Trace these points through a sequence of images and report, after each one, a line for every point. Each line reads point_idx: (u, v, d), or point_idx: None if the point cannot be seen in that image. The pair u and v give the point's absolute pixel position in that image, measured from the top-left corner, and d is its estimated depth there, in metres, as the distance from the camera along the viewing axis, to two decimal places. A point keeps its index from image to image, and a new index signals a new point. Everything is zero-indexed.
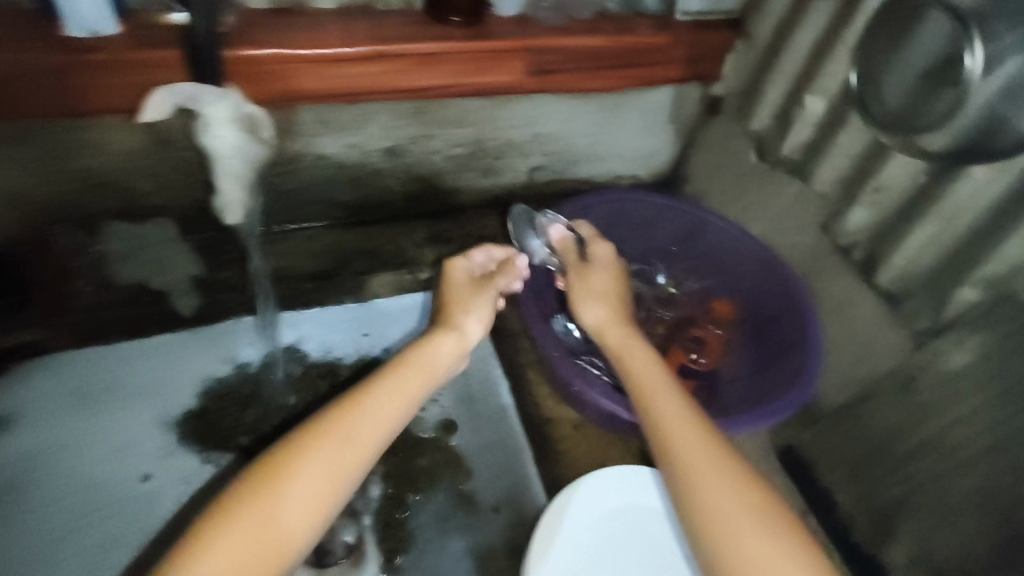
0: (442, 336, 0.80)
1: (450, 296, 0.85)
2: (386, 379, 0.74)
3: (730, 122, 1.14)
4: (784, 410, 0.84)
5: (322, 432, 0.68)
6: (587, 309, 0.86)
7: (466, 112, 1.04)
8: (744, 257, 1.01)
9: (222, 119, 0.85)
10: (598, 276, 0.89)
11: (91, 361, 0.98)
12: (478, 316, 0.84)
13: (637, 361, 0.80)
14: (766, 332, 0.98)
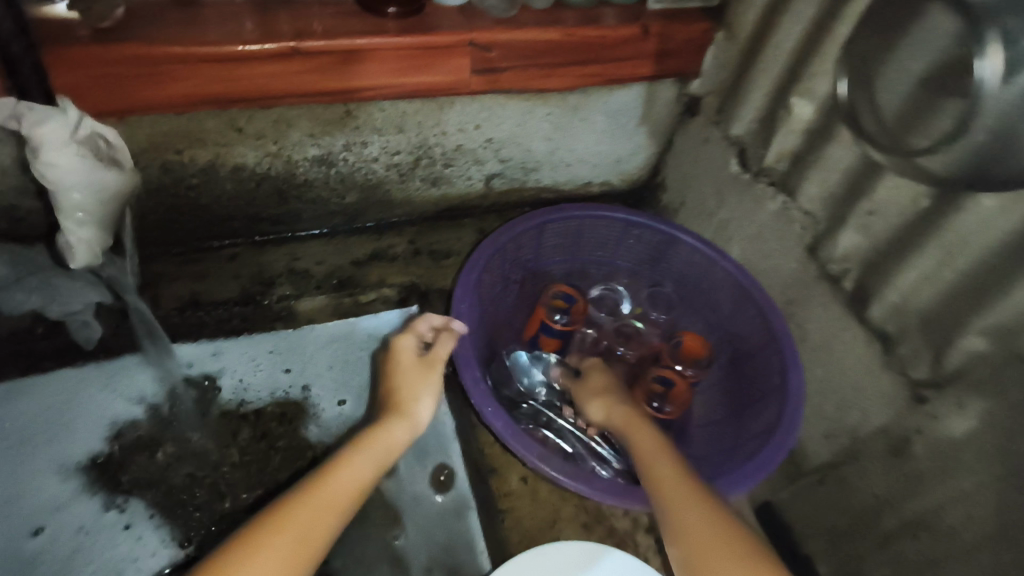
0: (396, 419, 0.70)
1: (399, 373, 0.74)
2: (339, 465, 0.64)
3: (709, 125, 1.01)
4: (749, 478, 0.72)
5: (265, 533, 0.56)
6: (589, 411, 0.76)
7: (403, 117, 0.91)
8: (716, 284, 0.89)
9: (59, 141, 0.70)
10: (594, 378, 0.79)
11: None
12: (433, 394, 0.73)
13: (644, 446, 0.68)
14: (742, 370, 0.86)
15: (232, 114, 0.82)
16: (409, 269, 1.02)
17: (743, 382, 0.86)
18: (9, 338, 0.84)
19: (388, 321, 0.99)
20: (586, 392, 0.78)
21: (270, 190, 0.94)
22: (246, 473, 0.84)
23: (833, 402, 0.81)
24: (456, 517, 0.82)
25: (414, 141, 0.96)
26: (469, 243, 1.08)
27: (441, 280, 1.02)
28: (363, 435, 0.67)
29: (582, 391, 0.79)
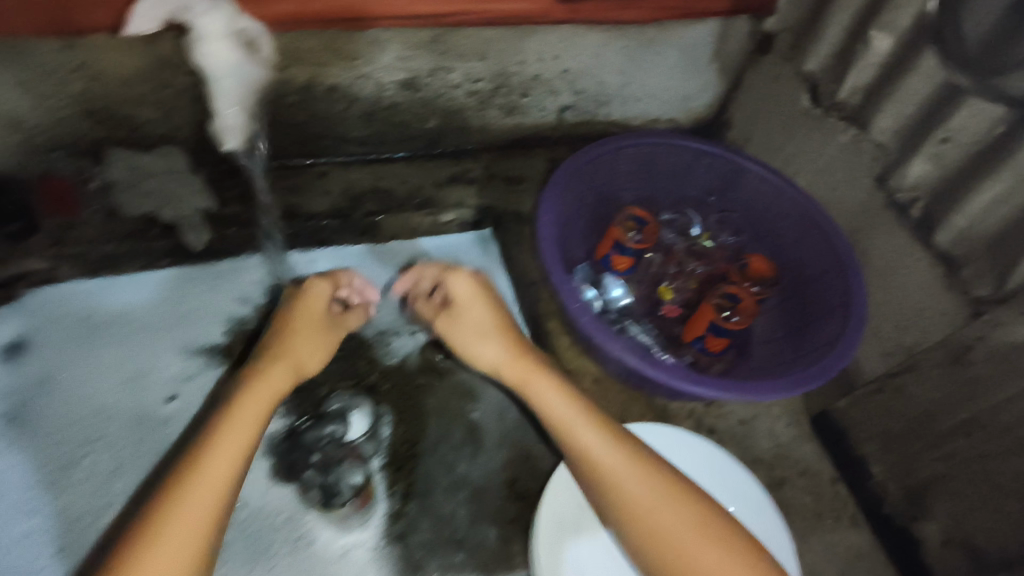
0: (273, 368, 0.68)
1: (283, 327, 0.72)
2: (226, 423, 0.63)
3: (781, 62, 1.04)
4: (818, 377, 0.75)
5: (166, 507, 0.57)
6: (478, 354, 0.73)
7: (485, 43, 0.94)
8: (783, 212, 0.93)
9: (216, 33, 0.78)
10: (471, 308, 0.74)
11: (98, 291, 0.91)
12: (319, 343, 0.74)
13: (540, 397, 0.70)
14: (806, 292, 0.91)
15: (332, 34, 0.85)
16: (486, 193, 1.09)
17: (803, 305, 0.91)
18: (128, 236, 0.92)
19: (463, 240, 1.07)
20: (467, 330, 0.74)
21: (358, 113, 0.98)
22: (340, 366, 0.90)
23: (892, 322, 0.87)
24: (531, 409, 0.90)
25: (494, 69, 0.98)
26: (541, 171, 1.13)
27: (514, 205, 1.09)
28: (242, 390, 0.66)
29: (462, 326, 0.74)
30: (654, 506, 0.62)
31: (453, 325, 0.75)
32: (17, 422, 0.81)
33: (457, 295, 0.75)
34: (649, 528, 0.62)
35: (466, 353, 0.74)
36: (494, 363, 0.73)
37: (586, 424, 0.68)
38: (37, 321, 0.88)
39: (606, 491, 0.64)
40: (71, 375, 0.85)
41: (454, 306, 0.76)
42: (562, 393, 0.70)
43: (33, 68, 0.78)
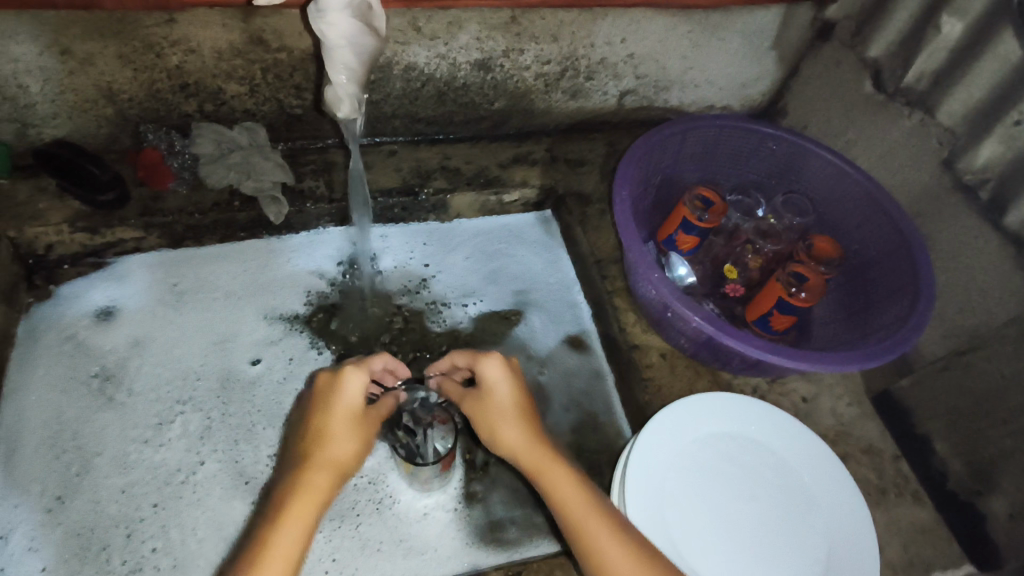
0: (323, 474, 0.59)
1: (320, 423, 0.62)
2: (275, 540, 0.54)
3: (843, 49, 1.05)
4: (889, 352, 0.76)
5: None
6: (497, 435, 0.66)
7: (559, 26, 0.97)
8: (847, 194, 0.95)
9: None
10: (496, 392, 0.67)
11: (185, 263, 0.96)
12: (359, 438, 0.63)
13: (565, 503, 0.61)
14: (869, 275, 0.92)
15: (414, 14, 0.89)
16: (549, 173, 1.09)
17: (868, 284, 0.92)
18: (213, 208, 0.94)
19: (524, 221, 1.12)
20: (483, 422, 0.66)
21: (431, 92, 1.01)
22: (413, 338, 0.95)
23: (956, 305, 0.88)
24: (596, 384, 0.94)
25: (565, 52, 1.01)
26: (600, 154, 1.14)
27: (576, 185, 1.10)
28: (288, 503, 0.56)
29: (485, 410, 0.67)
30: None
31: (474, 411, 0.67)
32: (114, 379, 0.85)
33: (483, 382, 0.68)
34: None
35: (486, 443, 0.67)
36: (513, 452, 0.65)
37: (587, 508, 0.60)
38: (130, 287, 0.92)
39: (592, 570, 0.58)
40: (163, 338, 0.89)
41: (479, 397, 0.68)
42: (569, 474, 0.63)
43: (130, 42, 0.82)
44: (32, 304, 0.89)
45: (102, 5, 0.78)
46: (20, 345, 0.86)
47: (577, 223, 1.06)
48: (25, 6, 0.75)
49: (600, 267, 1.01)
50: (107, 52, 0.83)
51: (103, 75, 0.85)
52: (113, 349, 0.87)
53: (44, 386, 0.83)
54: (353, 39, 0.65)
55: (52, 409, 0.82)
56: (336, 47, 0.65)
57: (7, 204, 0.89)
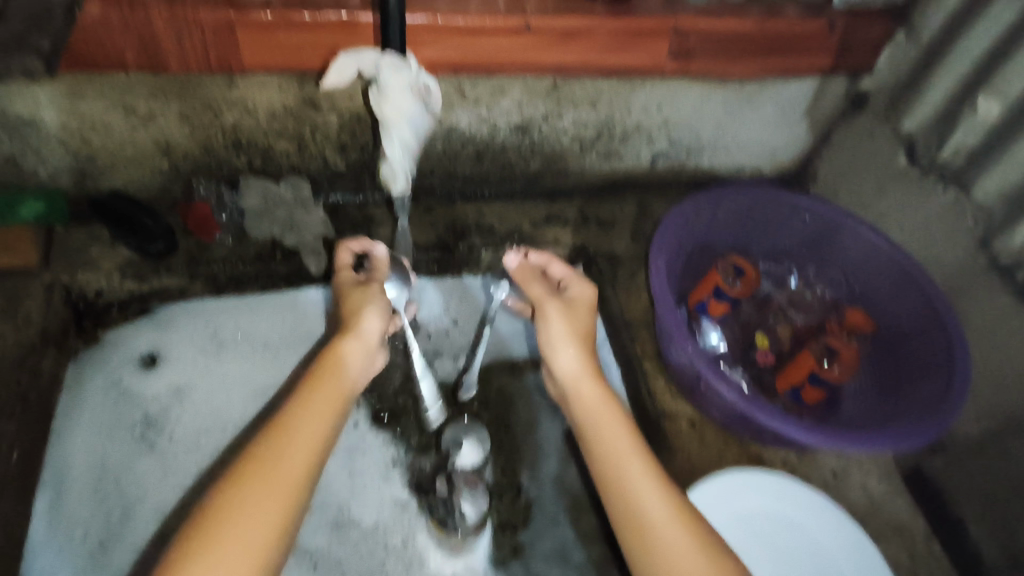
0: (345, 340, 0.75)
1: (344, 302, 0.79)
2: (310, 391, 0.70)
3: (876, 121, 1.07)
4: (916, 438, 0.75)
5: (250, 464, 0.63)
6: (558, 351, 0.77)
7: (598, 93, 1.00)
8: (879, 268, 0.95)
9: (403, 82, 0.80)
10: (580, 315, 0.80)
11: (226, 311, 0.99)
12: (378, 310, 0.78)
13: (590, 403, 0.75)
14: (902, 350, 0.91)
15: (460, 80, 0.93)
16: (580, 233, 1.12)
17: (900, 361, 0.91)
18: (255, 260, 0.98)
19: None
20: (570, 325, 0.78)
21: (470, 152, 1.05)
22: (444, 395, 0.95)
23: (989, 386, 0.87)
24: None
25: (602, 117, 1.04)
26: (631, 215, 1.16)
27: (607, 246, 1.11)
28: (318, 364, 0.73)
29: (574, 317, 0.79)
30: (635, 482, 0.69)
31: (562, 315, 0.78)
32: (158, 428, 0.89)
33: (579, 299, 0.82)
34: (625, 492, 0.69)
35: (553, 347, 0.77)
36: (578, 369, 0.76)
37: (594, 400, 0.75)
38: (173, 337, 0.95)
39: (601, 444, 0.72)
40: (204, 387, 0.93)
41: (570, 305, 0.80)
42: (595, 379, 0.76)
43: (191, 103, 0.86)
44: (80, 349, 0.92)
45: (167, 67, 0.81)
46: (66, 391, 0.88)
47: (608, 284, 1.07)
48: (96, 67, 0.78)
49: (630, 329, 1.01)
50: (167, 110, 0.87)
51: (162, 131, 0.89)
52: (155, 397, 0.91)
53: (89, 432, 0.87)
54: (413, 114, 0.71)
55: (96, 455, 0.85)
56: (399, 123, 0.71)
57: (63, 250, 0.93)
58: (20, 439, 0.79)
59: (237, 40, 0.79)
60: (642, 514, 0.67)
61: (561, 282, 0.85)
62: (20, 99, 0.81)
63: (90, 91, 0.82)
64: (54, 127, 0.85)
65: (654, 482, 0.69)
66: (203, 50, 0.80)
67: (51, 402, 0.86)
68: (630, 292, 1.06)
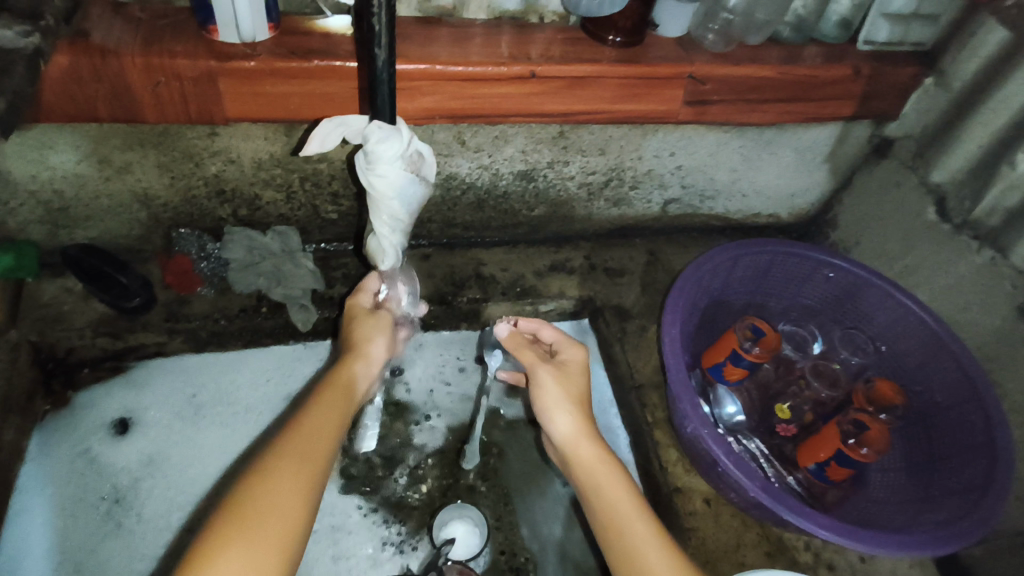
0: (353, 359, 0.71)
1: (350, 329, 0.75)
2: (323, 397, 0.64)
3: (903, 169, 1.00)
4: (953, 541, 0.68)
5: (269, 462, 0.55)
6: (552, 419, 0.70)
7: (608, 140, 0.94)
8: (909, 332, 0.88)
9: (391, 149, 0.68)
10: (574, 380, 0.73)
11: (205, 369, 0.94)
12: (385, 339, 0.75)
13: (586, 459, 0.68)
14: (935, 424, 0.85)
15: (460, 128, 0.87)
16: (587, 284, 1.05)
17: (933, 434, 0.85)
18: (239, 314, 0.91)
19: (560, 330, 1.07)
20: (564, 391, 0.71)
21: (471, 199, 0.98)
22: (441, 464, 0.89)
23: None
24: None
25: (611, 163, 0.98)
26: (640, 263, 1.10)
27: (615, 298, 1.04)
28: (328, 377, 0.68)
29: (568, 382, 0.72)
30: (640, 523, 0.62)
31: (555, 377, 0.71)
32: (125, 500, 0.83)
33: (568, 361, 0.75)
34: (627, 538, 0.61)
35: (548, 414, 0.70)
36: (575, 431, 0.69)
37: (587, 453, 0.68)
38: (148, 400, 0.90)
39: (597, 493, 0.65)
40: (178, 455, 0.87)
41: (563, 369, 0.73)
42: (592, 433, 0.69)
43: (170, 153, 0.81)
44: (47, 413, 0.87)
45: (144, 118, 0.75)
46: (34, 456, 0.84)
47: (615, 340, 1.00)
48: (68, 120, 0.73)
49: (640, 392, 0.95)
50: (144, 160, 0.81)
51: (139, 182, 0.84)
52: (126, 467, 0.85)
53: (56, 504, 0.81)
54: (403, 191, 0.63)
55: (61, 533, 0.79)
56: (388, 201, 0.63)
57: (33, 305, 0.87)
58: None
59: (219, 90, 0.74)
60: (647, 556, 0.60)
61: (552, 346, 0.78)
62: None
63: (61, 141, 0.77)
64: (22, 178, 0.80)
65: (660, 530, 0.62)
66: (183, 100, 0.74)
67: (13, 474, 0.81)
68: (639, 350, 0.99)
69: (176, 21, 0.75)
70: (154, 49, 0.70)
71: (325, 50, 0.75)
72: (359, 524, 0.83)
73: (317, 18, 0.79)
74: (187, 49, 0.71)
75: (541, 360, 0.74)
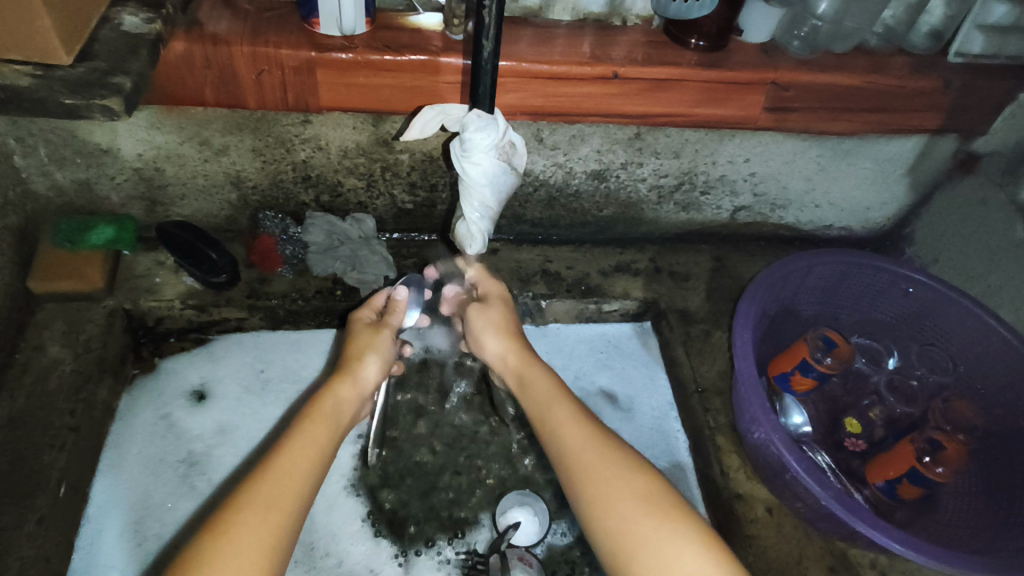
0: (342, 382, 0.72)
1: (348, 344, 0.77)
2: (301, 426, 0.64)
3: (991, 186, 0.97)
4: None
5: (230, 516, 0.53)
6: (483, 344, 0.81)
7: (684, 143, 0.94)
8: (991, 353, 0.85)
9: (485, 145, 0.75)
10: (497, 306, 0.83)
11: (277, 345, 0.99)
12: (380, 357, 0.77)
13: (559, 423, 0.67)
14: (1014, 448, 0.81)
15: (539, 126, 0.89)
16: (652, 286, 1.05)
17: (1012, 458, 0.81)
18: (316, 295, 0.95)
19: (621, 331, 1.07)
20: (490, 316, 0.81)
21: (542, 196, 1.00)
22: (499, 451, 0.91)
23: None
24: None
25: (685, 167, 0.98)
26: (706, 268, 1.09)
27: (679, 302, 1.04)
28: (314, 401, 0.68)
29: (492, 312, 0.82)
30: (624, 499, 0.59)
31: (482, 307, 0.82)
32: (197, 467, 0.87)
33: (492, 293, 0.85)
34: (600, 510, 0.59)
35: (478, 339, 0.81)
36: (502, 349, 0.79)
37: (558, 426, 0.67)
38: (224, 373, 0.95)
39: (577, 472, 0.62)
40: (247, 426, 0.91)
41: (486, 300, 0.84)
42: (517, 348, 0.78)
43: (265, 138, 0.85)
44: (136, 377, 0.93)
45: (246, 105, 0.79)
46: (118, 426, 0.88)
47: (678, 343, 1.00)
48: (178, 104, 0.78)
49: (702, 397, 0.94)
50: (239, 145, 0.86)
51: (233, 165, 0.89)
52: (201, 434, 0.90)
53: (134, 467, 0.85)
54: (495, 179, 0.70)
55: (138, 494, 0.84)
56: (480, 185, 0.70)
57: (128, 276, 0.92)
58: (68, 472, 0.77)
59: (313, 80, 0.77)
60: (633, 534, 0.56)
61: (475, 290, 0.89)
62: (99, 128, 0.82)
63: (167, 123, 0.82)
64: (130, 156, 0.86)
65: (648, 499, 0.58)
66: (283, 89, 0.78)
67: (104, 431, 0.86)
68: (703, 356, 0.99)
69: (279, 14, 0.79)
70: (260, 40, 0.74)
71: (416, 45, 0.78)
72: (422, 505, 0.85)
73: (408, 14, 0.81)
74: (290, 40, 0.75)
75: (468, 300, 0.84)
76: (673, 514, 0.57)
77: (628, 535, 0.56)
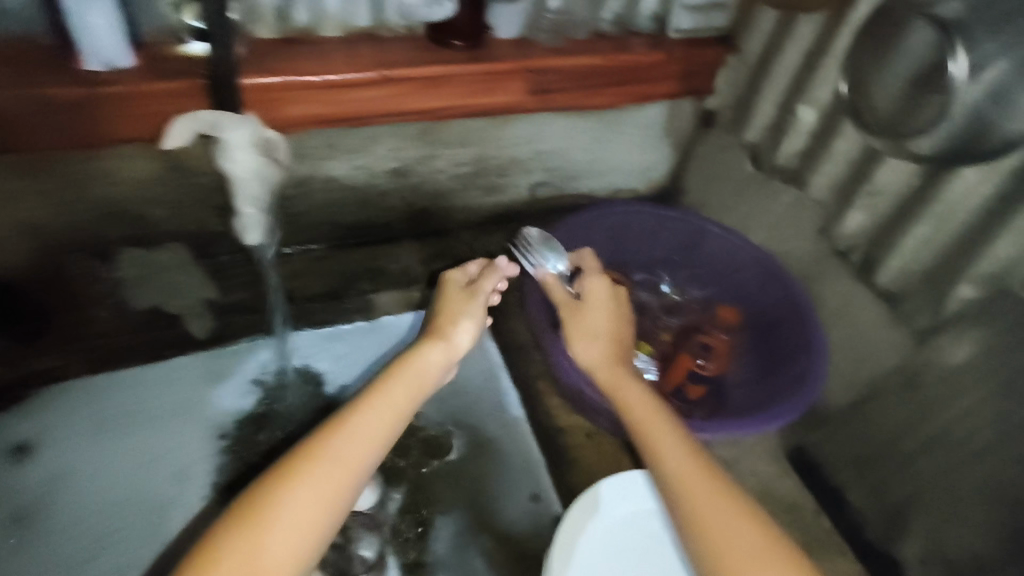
0: (432, 347, 0.83)
1: (443, 308, 0.88)
2: (374, 401, 0.75)
3: (726, 135, 1.16)
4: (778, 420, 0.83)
5: (299, 468, 0.68)
6: (578, 346, 0.85)
7: (469, 132, 1.06)
8: (743, 262, 1.03)
9: (242, 144, 0.87)
10: (592, 313, 0.86)
11: (104, 388, 1.05)
12: (471, 320, 0.88)
13: (660, 432, 0.76)
14: (768, 337, 1.00)
15: (330, 133, 0.96)
16: None
17: (768, 344, 0.99)
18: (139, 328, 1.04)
19: None
20: (611, 317, 0.86)
21: (353, 201, 1.08)
22: None
23: (848, 358, 0.98)
24: (525, 474, 1.01)
25: (478, 154, 1.10)
26: None
27: None
28: (404, 360, 0.81)
29: (581, 320, 0.86)
30: (702, 485, 0.72)
31: (607, 311, 0.87)
32: (27, 519, 0.93)
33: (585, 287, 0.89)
34: (675, 483, 0.73)
35: (572, 339, 0.85)
36: (598, 356, 0.83)
37: (651, 420, 0.77)
38: (51, 424, 1.00)
39: (653, 459, 0.75)
40: (79, 471, 0.97)
41: (582, 301, 0.88)
42: (607, 358, 0.83)
43: (52, 179, 0.85)
44: None
45: (22, 149, 0.80)
46: None
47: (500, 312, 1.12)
48: None
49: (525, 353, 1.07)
50: (26, 190, 0.85)
51: (22, 211, 0.87)
52: (27, 488, 0.95)
53: None
54: (262, 174, 0.92)
55: None
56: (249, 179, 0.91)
57: None
58: None
59: (90, 116, 0.80)
60: (701, 512, 0.70)
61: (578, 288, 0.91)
62: None
63: None
64: None
65: (711, 486, 0.72)
66: (59, 127, 0.80)
67: None
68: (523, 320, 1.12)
69: (29, 53, 0.80)
70: (25, 81, 0.76)
71: (187, 71, 0.83)
72: None
73: (176, 43, 0.85)
74: (56, 77, 0.78)
75: (569, 301, 0.88)
76: (738, 506, 0.70)
77: (707, 521, 0.69)
